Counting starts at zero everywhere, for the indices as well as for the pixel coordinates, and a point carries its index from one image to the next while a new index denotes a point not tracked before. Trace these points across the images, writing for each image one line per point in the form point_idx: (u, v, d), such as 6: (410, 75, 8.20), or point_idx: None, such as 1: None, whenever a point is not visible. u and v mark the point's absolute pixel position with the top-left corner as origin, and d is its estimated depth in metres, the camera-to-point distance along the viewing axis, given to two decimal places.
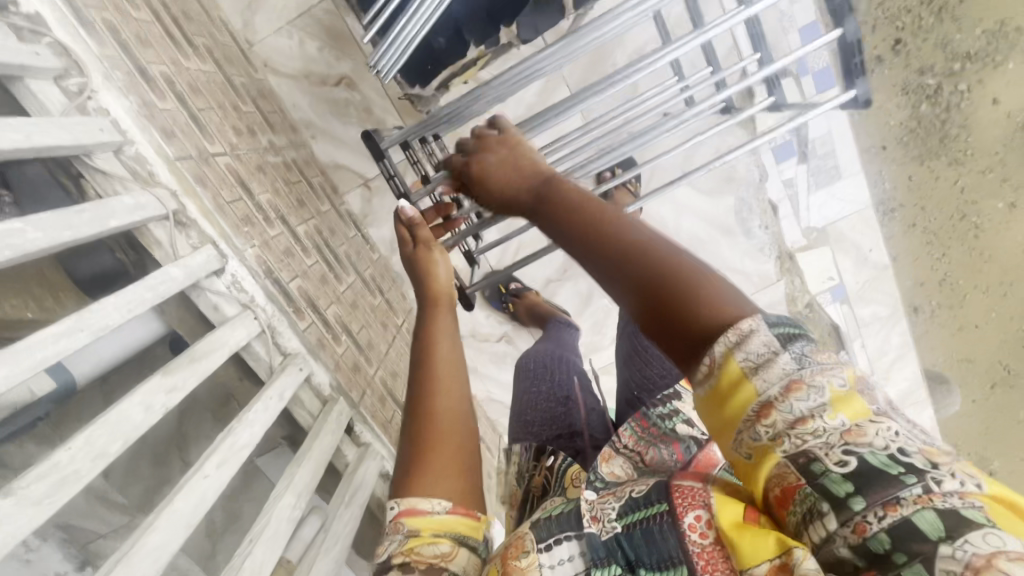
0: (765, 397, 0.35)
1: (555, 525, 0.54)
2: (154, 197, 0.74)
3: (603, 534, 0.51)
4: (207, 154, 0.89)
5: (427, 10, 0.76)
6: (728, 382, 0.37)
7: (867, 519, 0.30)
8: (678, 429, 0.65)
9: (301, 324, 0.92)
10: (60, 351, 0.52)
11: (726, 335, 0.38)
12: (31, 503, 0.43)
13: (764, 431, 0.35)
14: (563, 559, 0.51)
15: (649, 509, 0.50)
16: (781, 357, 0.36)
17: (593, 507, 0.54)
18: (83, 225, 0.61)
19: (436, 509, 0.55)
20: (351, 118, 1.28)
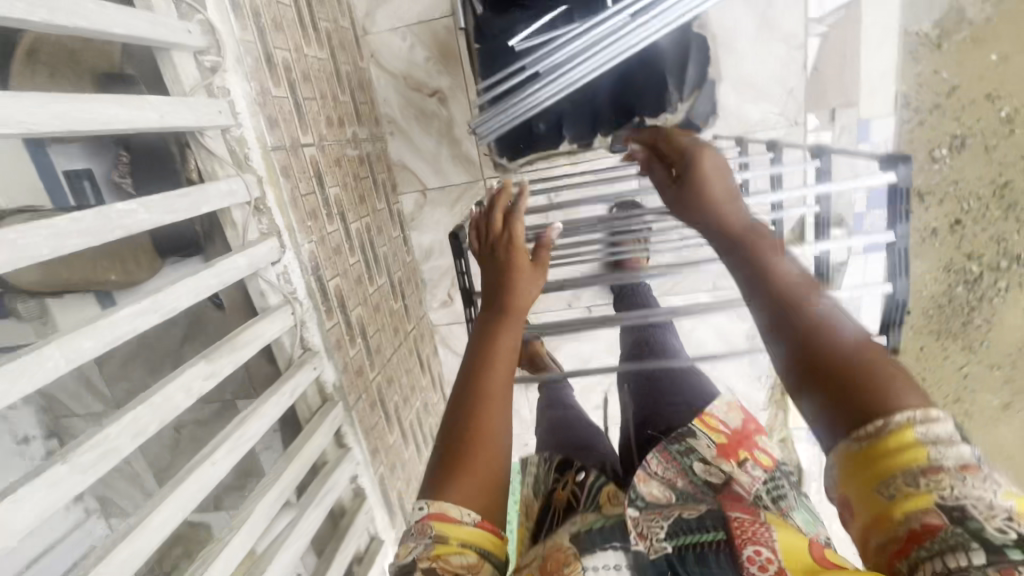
0: (938, 462, 0.36)
1: (597, 537, 0.52)
2: (244, 183, 0.80)
3: (650, 552, 0.50)
4: (299, 144, 0.95)
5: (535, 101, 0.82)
6: (897, 445, 0.37)
7: (1017, 568, 0.31)
8: (700, 467, 0.59)
9: (327, 323, 0.98)
10: (136, 328, 0.59)
11: (910, 412, 0.38)
12: (80, 470, 0.50)
13: (925, 482, 0.36)
14: (608, 565, 0.50)
15: (704, 534, 0.50)
16: (958, 444, 0.37)
17: (639, 524, 0.53)
18: (182, 208, 0.67)
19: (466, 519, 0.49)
20: (432, 129, 1.33)
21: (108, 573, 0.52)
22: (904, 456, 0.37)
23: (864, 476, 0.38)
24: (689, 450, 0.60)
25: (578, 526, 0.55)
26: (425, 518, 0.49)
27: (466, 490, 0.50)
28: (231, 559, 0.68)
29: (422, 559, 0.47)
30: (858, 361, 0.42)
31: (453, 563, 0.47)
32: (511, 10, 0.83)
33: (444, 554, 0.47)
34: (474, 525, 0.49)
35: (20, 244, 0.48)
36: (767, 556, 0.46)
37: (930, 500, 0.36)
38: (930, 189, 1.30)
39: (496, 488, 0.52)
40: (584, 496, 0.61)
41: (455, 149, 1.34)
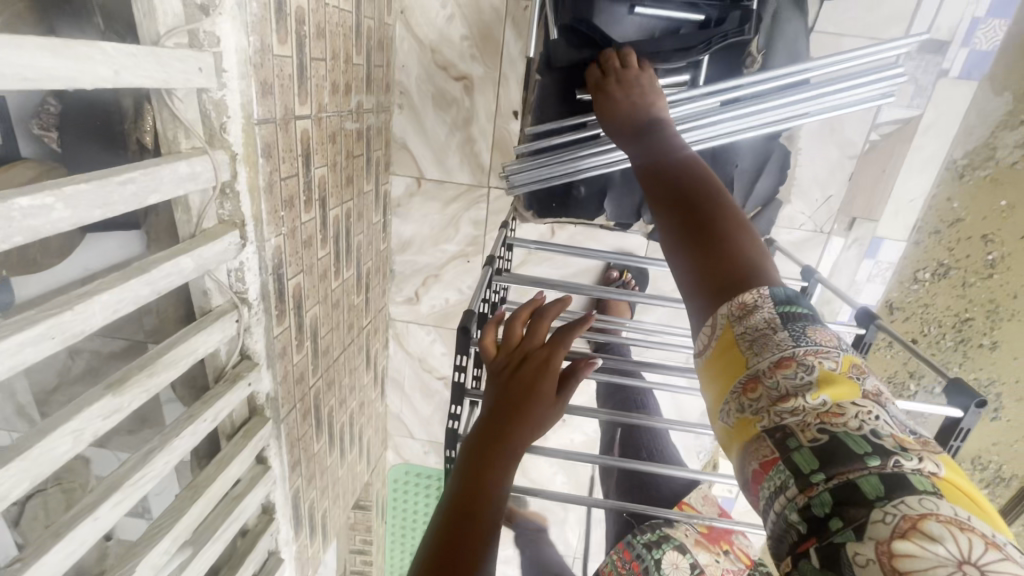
0: (754, 372, 0.40)
1: None
2: (211, 164, 0.64)
3: None
4: (292, 115, 0.78)
5: (585, 162, 0.70)
6: (726, 354, 0.42)
7: (816, 483, 0.35)
8: (662, 561, 0.71)
9: (277, 328, 0.84)
10: (21, 361, 0.45)
11: (731, 309, 0.43)
12: None
13: (748, 404, 0.40)
14: None
15: None
16: (778, 332, 0.40)
17: None
18: (121, 201, 0.51)
19: None
20: (448, 116, 1.17)
21: None
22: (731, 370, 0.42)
23: (718, 387, 0.43)
24: (660, 540, 0.73)
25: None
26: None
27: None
28: None
29: None
30: (712, 262, 0.46)
31: None
32: (587, 48, 0.68)
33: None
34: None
35: None
36: None
37: (752, 420, 0.39)
38: (902, 304, 1.35)
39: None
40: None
41: (467, 145, 1.19)
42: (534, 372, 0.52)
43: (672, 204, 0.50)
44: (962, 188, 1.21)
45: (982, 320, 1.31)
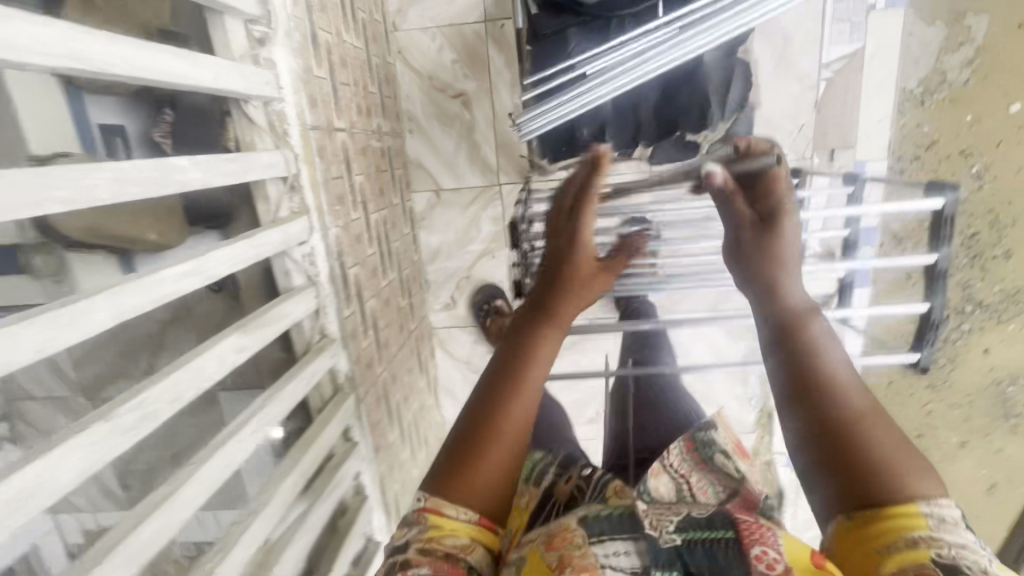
0: (936, 535, 0.36)
1: (606, 524, 0.48)
2: (282, 158, 0.78)
3: (663, 541, 0.46)
4: (333, 127, 0.93)
5: (580, 101, 0.83)
6: (902, 515, 0.36)
7: None
8: (720, 460, 0.59)
9: (346, 311, 0.95)
10: (180, 289, 0.56)
11: (910, 494, 0.37)
12: (121, 431, 0.47)
13: (925, 543, 0.35)
14: (616, 552, 0.45)
15: (710, 531, 0.45)
16: (961, 531, 0.37)
17: (650, 515, 0.49)
18: (228, 173, 0.65)
19: (460, 517, 0.47)
20: (452, 130, 1.34)
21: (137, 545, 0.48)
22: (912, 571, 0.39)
23: (893, 520, 0.37)
24: (715, 442, 0.60)
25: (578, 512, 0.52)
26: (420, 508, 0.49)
27: (463, 493, 0.48)
28: (249, 548, 0.63)
29: (416, 541, 0.47)
30: (854, 456, 0.39)
31: (445, 544, 0.46)
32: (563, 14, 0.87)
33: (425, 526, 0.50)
34: (471, 524, 0.47)
35: (83, 184, 0.44)
36: (774, 557, 0.41)
37: (927, 553, 0.35)
38: None
39: (503, 483, 0.49)
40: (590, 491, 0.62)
41: (473, 152, 1.35)
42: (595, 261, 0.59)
43: (790, 345, 0.45)
44: (927, 113, 1.28)
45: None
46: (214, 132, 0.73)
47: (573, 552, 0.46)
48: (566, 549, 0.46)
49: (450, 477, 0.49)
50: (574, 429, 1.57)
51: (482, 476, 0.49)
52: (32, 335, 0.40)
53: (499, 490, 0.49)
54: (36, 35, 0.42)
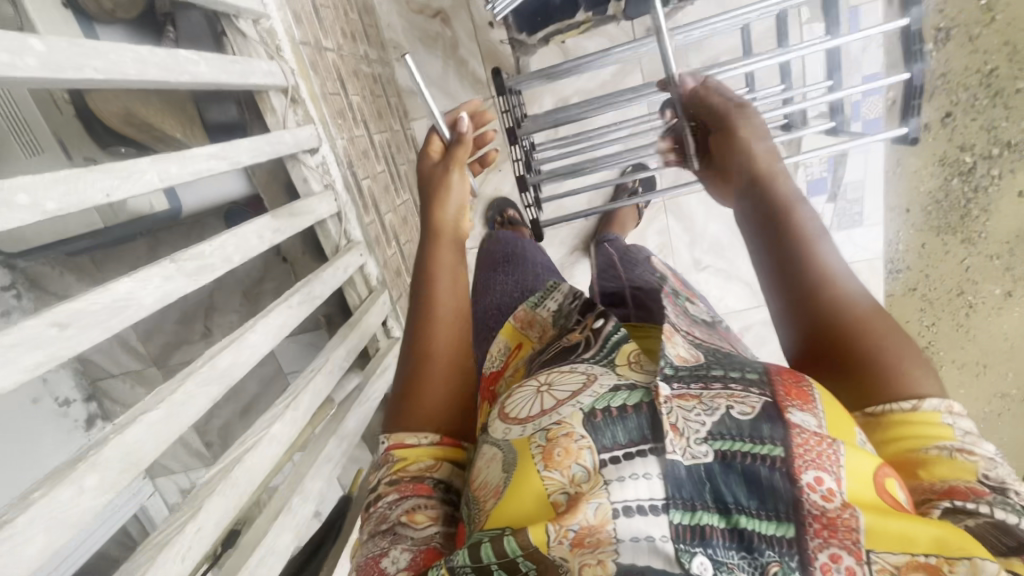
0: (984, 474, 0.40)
1: (619, 431, 0.44)
2: (280, 69, 0.84)
3: (686, 458, 0.42)
4: (321, 47, 0.98)
5: None
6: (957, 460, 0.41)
7: None
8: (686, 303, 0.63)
9: (366, 219, 1.02)
10: (211, 168, 0.63)
11: (954, 448, 0.42)
12: (187, 273, 0.54)
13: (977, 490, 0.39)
14: (637, 475, 0.41)
15: (757, 445, 0.42)
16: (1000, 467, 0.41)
17: (673, 414, 0.43)
18: (234, 73, 0.71)
19: (422, 443, 0.59)
20: (437, 51, 1.37)
21: (217, 370, 0.55)
22: (928, 429, 0.43)
23: (936, 437, 0.43)
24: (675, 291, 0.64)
25: (582, 406, 0.46)
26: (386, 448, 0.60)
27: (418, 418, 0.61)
28: (317, 396, 0.70)
29: (387, 476, 0.57)
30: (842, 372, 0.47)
31: (409, 471, 0.57)
32: None
33: (407, 466, 0.57)
34: (431, 445, 0.59)
35: (109, 58, 0.51)
36: (831, 488, 0.39)
37: (973, 472, 0.40)
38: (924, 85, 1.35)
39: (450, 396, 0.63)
40: (595, 345, 0.55)
41: (462, 69, 1.38)
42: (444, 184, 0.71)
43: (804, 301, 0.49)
44: None
45: (1007, 66, 1.28)
46: (214, 44, 0.78)
47: (570, 478, 0.43)
48: (559, 469, 0.43)
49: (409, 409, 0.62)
50: None
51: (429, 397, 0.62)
52: (99, 180, 0.47)
53: (449, 401, 0.62)
54: None
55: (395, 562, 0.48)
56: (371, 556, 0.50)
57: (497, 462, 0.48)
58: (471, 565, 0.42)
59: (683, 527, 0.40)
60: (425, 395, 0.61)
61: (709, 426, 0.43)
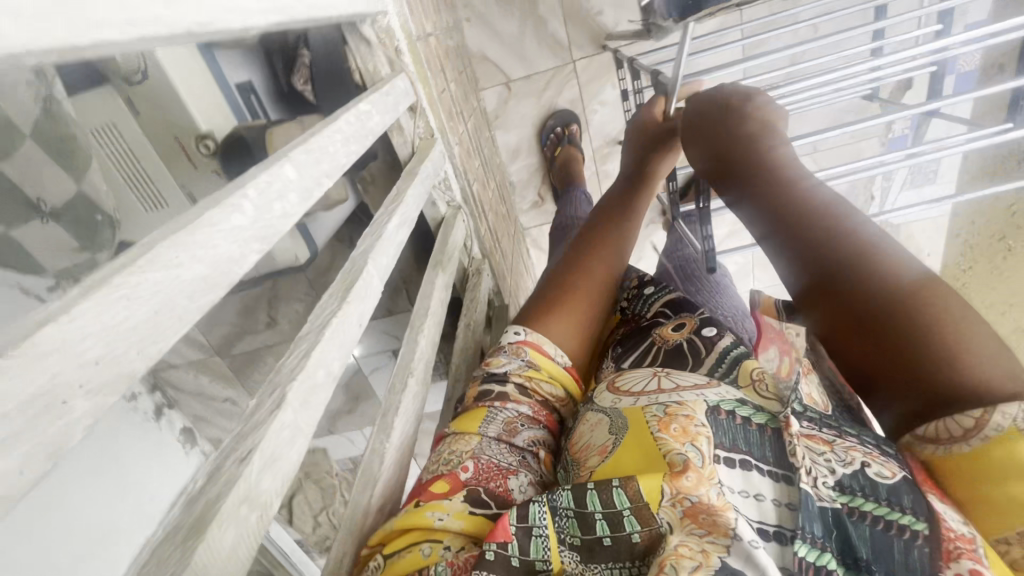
0: None
1: (743, 441, 0.41)
2: (407, 81, 0.72)
3: (818, 499, 0.37)
4: (424, 34, 0.85)
5: None
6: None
7: None
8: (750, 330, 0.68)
9: (480, 228, 0.95)
10: (400, 239, 0.56)
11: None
12: (419, 382, 0.50)
13: None
14: (748, 491, 0.38)
15: (891, 509, 0.35)
16: None
17: (801, 448, 0.39)
18: (390, 110, 0.60)
19: (558, 358, 0.52)
20: (513, 9, 1.21)
21: None
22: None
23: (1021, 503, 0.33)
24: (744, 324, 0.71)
25: (707, 399, 0.44)
26: (521, 342, 0.53)
27: (562, 327, 0.54)
28: None
29: (517, 376, 0.50)
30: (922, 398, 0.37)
31: (542, 389, 0.50)
32: None
33: (538, 380, 0.51)
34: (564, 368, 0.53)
35: (330, 152, 0.42)
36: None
37: None
38: None
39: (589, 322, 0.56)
40: (709, 359, 0.52)
41: (540, 29, 1.22)
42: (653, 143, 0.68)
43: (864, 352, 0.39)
44: None
45: None
46: (339, 66, 0.69)
47: (696, 461, 0.38)
48: (689, 455, 0.38)
49: (541, 317, 0.54)
50: None
51: (577, 312, 0.55)
52: (352, 311, 0.41)
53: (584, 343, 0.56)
54: None
55: (524, 492, 0.42)
56: (498, 463, 0.43)
57: (602, 426, 0.46)
58: (574, 510, 0.38)
59: (807, 563, 0.34)
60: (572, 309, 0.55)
61: (838, 475, 0.38)
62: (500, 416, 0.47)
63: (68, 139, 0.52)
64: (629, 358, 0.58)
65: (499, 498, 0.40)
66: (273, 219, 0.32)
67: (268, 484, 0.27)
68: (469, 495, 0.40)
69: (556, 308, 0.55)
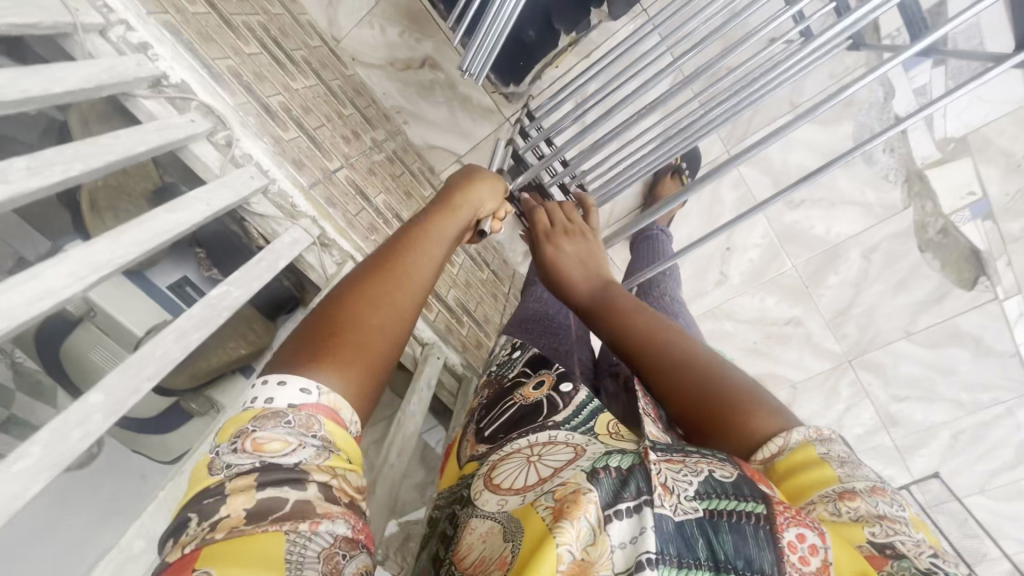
0: (847, 484, 0.44)
1: (617, 487, 0.44)
2: (304, 229, 0.86)
3: (677, 513, 0.43)
4: (330, 172, 0.99)
5: (491, 42, 0.81)
6: (810, 476, 0.45)
7: None
8: None
9: (431, 314, 1.03)
10: None
11: (832, 488, 0.44)
12: None
13: (848, 509, 0.42)
14: (623, 542, 0.41)
15: (739, 502, 0.43)
16: (875, 499, 0.43)
17: (662, 472, 0.45)
18: (263, 272, 0.73)
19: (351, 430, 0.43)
20: (438, 98, 1.32)
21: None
22: (813, 474, 0.46)
23: (803, 475, 0.46)
24: None
25: (584, 467, 0.48)
26: (312, 408, 0.41)
27: (352, 379, 0.44)
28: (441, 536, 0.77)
29: (320, 469, 0.38)
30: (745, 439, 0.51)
31: (350, 483, 0.40)
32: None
33: (342, 470, 0.40)
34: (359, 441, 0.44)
35: (159, 354, 0.55)
36: (811, 543, 0.39)
37: (859, 523, 0.41)
38: None
39: (379, 368, 0.47)
40: (564, 412, 0.60)
41: (467, 104, 1.32)
42: (478, 180, 0.69)
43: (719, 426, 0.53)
44: None
45: None
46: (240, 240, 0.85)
47: (574, 527, 0.41)
48: (574, 525, 0.41)
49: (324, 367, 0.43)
50: (710, 296, 1.58)
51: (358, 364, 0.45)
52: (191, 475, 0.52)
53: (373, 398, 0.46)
54: (60, 269, 0.52)
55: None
56: None
57: (495, 533, 0.47)
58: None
59: None
60: (365, 355, 0.46)
61: (695, 485, 0.45)
62: (314, 547, 0.35)
63: (35, 383, 0.76)
64: (494, 420, 0.64)
65: None
66: (68, 445, 0.45)
67: None
68: None
69: (335, 358, 0.44)
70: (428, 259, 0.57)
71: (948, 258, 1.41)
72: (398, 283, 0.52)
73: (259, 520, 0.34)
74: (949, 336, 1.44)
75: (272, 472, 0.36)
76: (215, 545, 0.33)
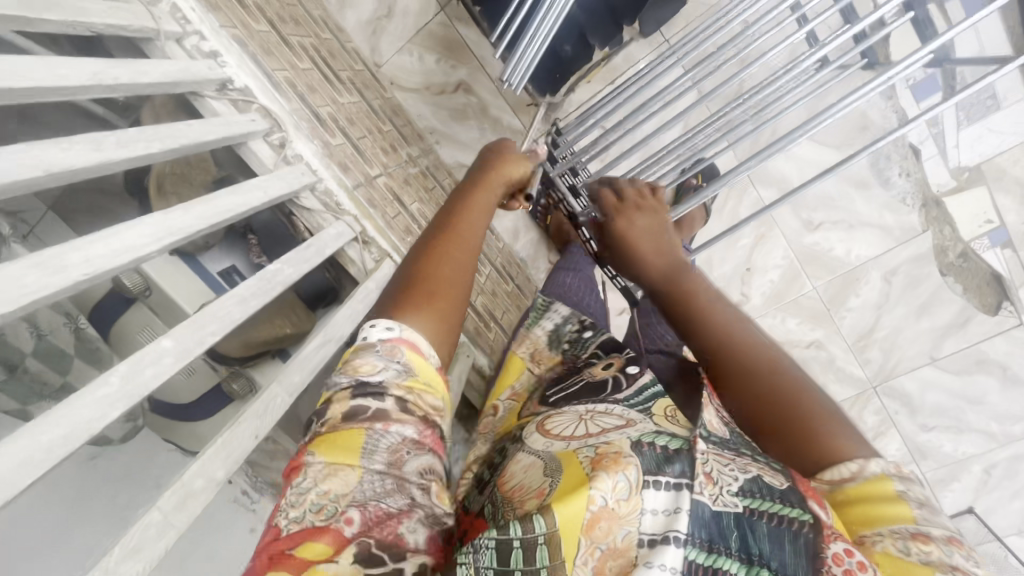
0: (924, 528, 0.44)
1: (661, 461, 0.46)
2: (347, 224, 0.90)
3: (716, 503, 0.45)
4: (371, 178, 1.05)
5: (529, 57, 0.88)
6: (886, 513, 0.46)
7: None
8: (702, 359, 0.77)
9: (461, 316, 1.06)
10: (324, 354, 0.70)
11: (904, 527, 0.45)
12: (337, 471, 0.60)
13: (918, 551, 0.43)
14: (658, 510, 0.44)
15: (784, 507, 0.45)
16: (950, 548, 0.43)
17: (709, 462, 0.47)
18: (312, 257, 0.77)
19: (430, 356, 0.52)
20: (470, 120, 1.40)
21: None
22: (887, 512, 0.46)
23: (877, 508, 0.47)
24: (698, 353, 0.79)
25: (631, 436, 0.49)
26: (394, 341, 0.50)
27: (429, 321, 0.54)
28: None
29: (397, 388, 0.49)
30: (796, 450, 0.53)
31: (422, 403, 0.50)
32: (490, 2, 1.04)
33: (417, 392, 0.50)
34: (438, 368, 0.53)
35: (221, 314, 0.58)
36: (859, 562, 0.41)
37: (926, 564, 0.42)
38: None
39: (448, 330, 0.55)
40: (630, 391, 0.64)
41: (498, 127, 1.40)
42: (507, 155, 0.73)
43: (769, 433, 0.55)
44: None
45: None
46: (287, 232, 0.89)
47: (609, 485, 0.43)
48: (609, 481, 0.43)
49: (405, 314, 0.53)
50: None
51: (430, 333, 0.53)
52: (246, 428, 0.54)
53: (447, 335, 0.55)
54: (140, 230, 0.56)
55: (415, 535, 0.45)
56: (385, 509, 0.45)
57: (536, 464, 0.50)
58: (496, 568, 0.43)
59: (697, 565, 0.42)
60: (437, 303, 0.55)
61: (741, 482, 0.47)
62: (384, 444, 0.47)
63: (92, 349, 0.77)
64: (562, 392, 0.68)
65: (391, 547, 0.44)
66: (141, 382, 0.47)
67: (127, 568, 0.40)
68: (354, 551, 0.42)
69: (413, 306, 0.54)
70: (477, 216, 0.65)
71: (970, 282, 1.42)
72: (461, 248, 0.61)
73: (353, 419, 0.47)
74: (975, 362, 1.42)
75: (365, 390, 0.48)
76: (326, 433, 0.47)
